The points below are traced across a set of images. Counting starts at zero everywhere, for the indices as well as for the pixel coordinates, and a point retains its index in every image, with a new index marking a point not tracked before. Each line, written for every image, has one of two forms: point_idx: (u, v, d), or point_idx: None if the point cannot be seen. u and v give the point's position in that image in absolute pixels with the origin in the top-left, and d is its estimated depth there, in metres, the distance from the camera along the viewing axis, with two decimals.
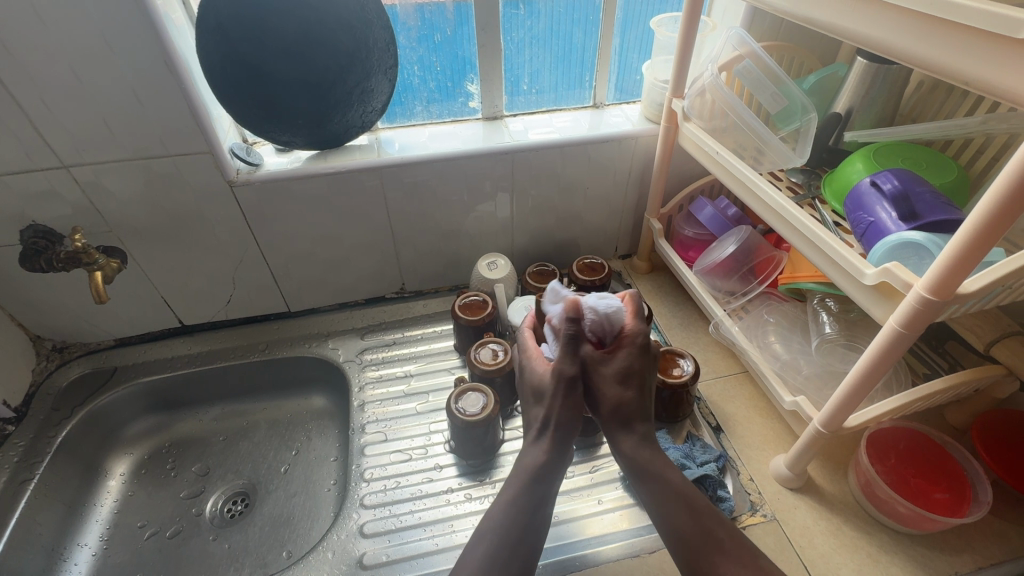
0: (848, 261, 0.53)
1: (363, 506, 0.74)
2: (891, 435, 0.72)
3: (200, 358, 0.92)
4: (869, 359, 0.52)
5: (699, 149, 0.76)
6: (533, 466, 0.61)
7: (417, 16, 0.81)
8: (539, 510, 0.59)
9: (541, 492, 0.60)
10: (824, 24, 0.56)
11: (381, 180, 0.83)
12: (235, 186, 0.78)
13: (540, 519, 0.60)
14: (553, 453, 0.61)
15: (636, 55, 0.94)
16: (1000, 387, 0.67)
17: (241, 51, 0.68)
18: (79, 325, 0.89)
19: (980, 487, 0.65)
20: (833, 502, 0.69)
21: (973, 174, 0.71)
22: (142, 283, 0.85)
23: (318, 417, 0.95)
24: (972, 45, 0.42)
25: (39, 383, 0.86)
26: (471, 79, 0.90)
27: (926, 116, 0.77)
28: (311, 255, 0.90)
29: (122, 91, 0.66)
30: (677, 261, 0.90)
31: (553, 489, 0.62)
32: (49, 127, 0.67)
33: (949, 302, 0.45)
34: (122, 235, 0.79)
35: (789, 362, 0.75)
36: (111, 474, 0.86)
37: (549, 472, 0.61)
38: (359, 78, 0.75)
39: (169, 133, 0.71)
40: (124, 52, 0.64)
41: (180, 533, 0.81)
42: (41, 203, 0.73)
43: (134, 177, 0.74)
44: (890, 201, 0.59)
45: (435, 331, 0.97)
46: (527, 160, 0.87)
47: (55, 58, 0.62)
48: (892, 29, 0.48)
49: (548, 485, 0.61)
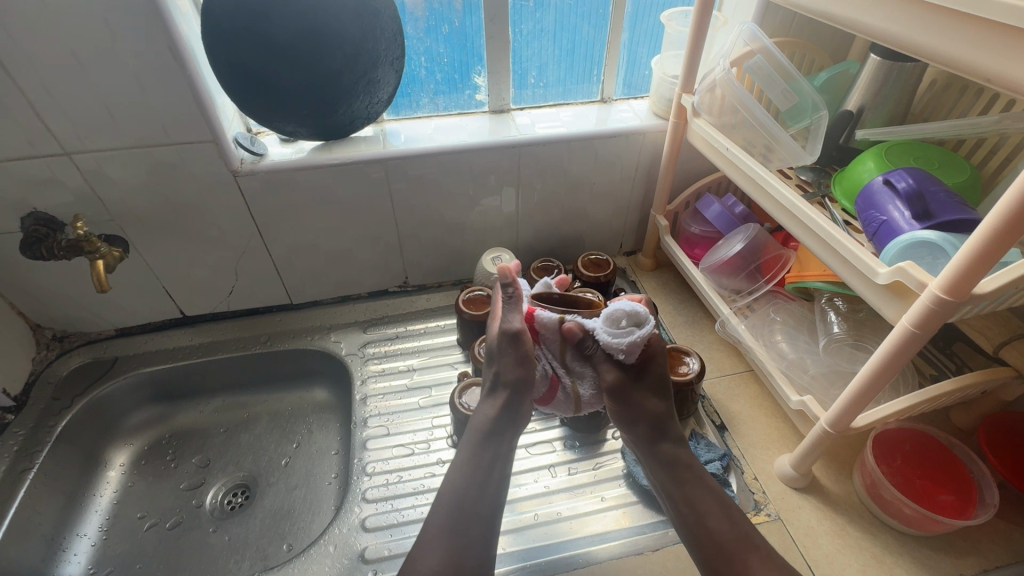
0: (861, 260, 0.52)
1: (365, 500, 0.73)
2: (897, 436, 0.71)
3: (201, 350, 0.91)
4: (879, 358, 0.52)
5: (708, 145, 0.75)
6: (484, 426, 0.66)
7: (425, 6, 0.80)
8: (496, 472, 0.65)
9: (495, 454, 0.65)
10: (838, 18, 0.55)
11: (386, 172, 0.82)
12: (239, 176, 0.77)
13: (499, 482, 0.65)
14: (502, 414, 0.66)
15: (645, 49, 0.93)
16: (1008, 390, 0.67)
17: (247, 40, 0.67)
18: (79, 314, 0.88)
19: (986, 489, 0.64)
20: (838, 502, 0.69)
21: (985, 174, 0.71)
22: (143, 272, 0.85)
23: (319, 410, 0.94)
24: (997, 41, 0.41)
25: (39, 372, 0.85)
26: (478, 71, 0.89)
27: (938, 116, 0.76)
28: (315, 247, 0.89)
29: (126, 78, 0.65)
30: (683, 258, 0.89)
31: (506, 449, 0.66)
32: (52, 114, 0.66)
33: (963, 302, 0.44)
34: (124, 224, 0.78)
35: (795, 362, 0.74)
36: (111, 464, 0.86)
37: (503, 436, 0.66)
38: (366, 68, 0.74)
39: (173, 121, 0.70)
40: (127, 36, 0.63)
41: (179, 525, 0.80)
42: (42, 190, 0.72)
43: (137, 165, 0.73)
44: (903, 200, 0.58)
45: (438, 325, 0.97)
46: (534, 154, 0.86)
47: (57, 42, 0.61)
48: (911, 25, 0.47)
49: (505, 449, 0.66)
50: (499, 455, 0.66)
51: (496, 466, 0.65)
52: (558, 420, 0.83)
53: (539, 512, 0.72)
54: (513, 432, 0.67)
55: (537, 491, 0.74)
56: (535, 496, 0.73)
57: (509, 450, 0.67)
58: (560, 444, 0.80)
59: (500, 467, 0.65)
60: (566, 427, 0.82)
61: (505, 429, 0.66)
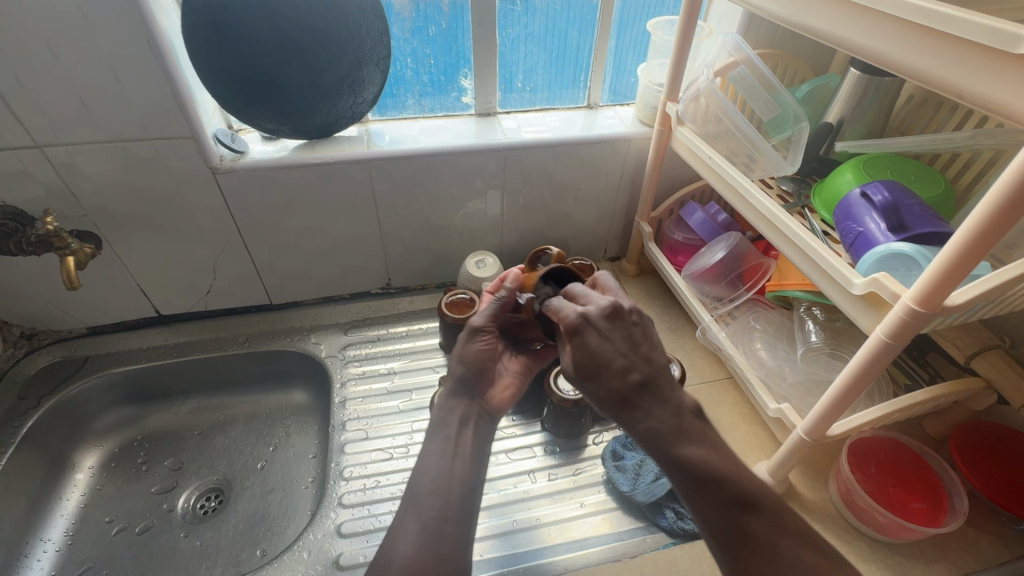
0: (838, 271, 0.53)
1: (341, 506, 0.72)
2: (871, 443, 0.72)
3: (176, 350, 0.89)
4: (854, 369, 0.52)
5: (691, 153, 0.76)
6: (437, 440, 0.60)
7: (411, 7, 0.80)
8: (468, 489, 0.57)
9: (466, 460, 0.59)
10: (819, 32, 0.56)
11: (370, 173, 0.82)
12: (218, 173, 0.76)
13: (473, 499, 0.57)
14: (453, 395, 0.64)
15: (631, 57, 0.94)
16: (978, 400, 0.69)
17: (226, 35, 0.66)
18: (49, 312, 0.85)
19: (956, 497, 0.66)
20: (814, 510, 0.69)
21: (960, 188, 0.72)
22: (117, 269, 0.82)
23: (298, 412, 0.93)
24: (968, 59, 0.42)
25: (5, 370, 0.83)
26: (464, 74, 0.89)
27: (915, 130, 0.78)
28: (296, 247, 0.88)
29: (101, 69, 0.64)
30: (666, 264, 0.89)
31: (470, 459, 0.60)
32: (23, 106, 0.64)
33: (936, 313, 0.45)
34: (98, 220, 0.76)
35: (774, 370, 0.75)
36: (79, 467, 0.83)
37: (475, 415, 0.64)
38: (351, 68, 0.74)
39: (152, 116, 0.69)
40: (103, 29, 0.61)
41: (149, 530, 0.78)
42: (10, 183, 0.70)
43: (112, 160, 0.71)
44: (879, 212, 0.59)
45: (421, 328, 0.96)
46: (520, 158, 0.86)
47: (29, 33, 0.59)
48: (888, 41, 0.48)
49: (485, 428, 0.64)
50: (480, 433, 0.62)
51: (478, 444, 0.61)
52: (540, 425, 0.82)
53: (517, 518, 0.71)
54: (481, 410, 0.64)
55: (517, 496, 0.74)
56: (514, 502, 0.73)
57: (490, 428, 0.65)
58: (541, 450, 0.79)
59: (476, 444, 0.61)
60: (548, 432, 0.81)
61: (472, 407, 0.64)
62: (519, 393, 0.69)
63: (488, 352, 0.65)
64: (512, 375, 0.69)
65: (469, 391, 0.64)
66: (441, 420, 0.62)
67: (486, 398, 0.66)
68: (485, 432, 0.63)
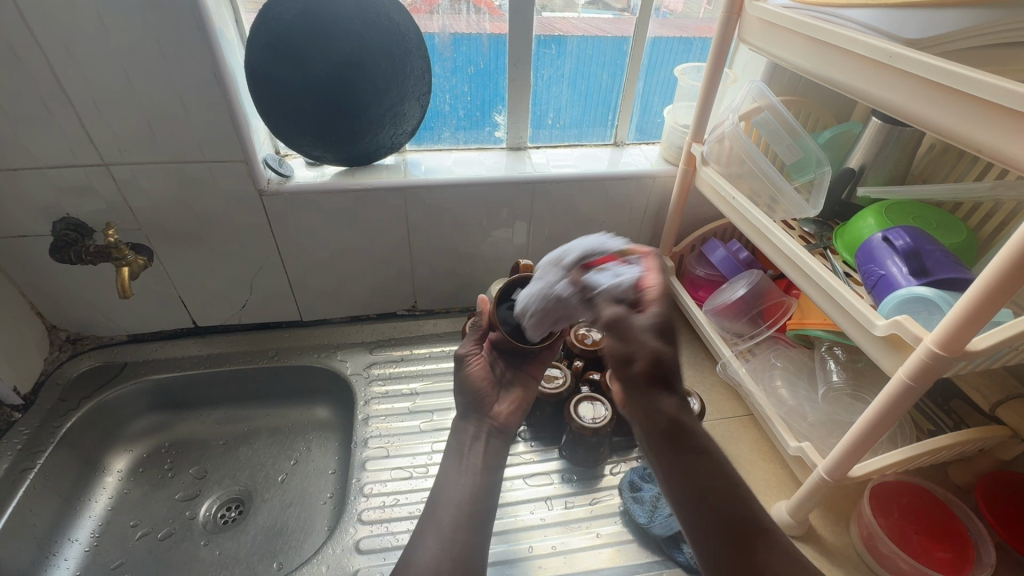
0: (858, 311, 0.54)
1: (361, 522, 0.73)
2: (895, 489, 0.71)
3: (209, 360, 0.93)
4: (877, 408, 0.53)
5: (715, 193, 0.78)
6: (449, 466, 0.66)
7: (453, 48, 0.86)
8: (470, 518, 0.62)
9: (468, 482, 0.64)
10: (840, 84, 0.59)
11: (405, 200, 0.86)
12: (265, 194, 0.80)
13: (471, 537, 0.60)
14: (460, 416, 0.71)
15: (658, 98, 0.98)
16: (1004, 449, 0.68)
17: (284, 70, 0.72)
18: (94, 318, 0.90)
19: (983, 548, 0.65)
20: (835, 554, 0.68)
21: (982, 237, 0.73)
22: (161, 281, 0.87)
23: (320, 428, 0.95)
24: (983, 117, 0.44)
25: (49, 372, 0.87)
26: (498, 110, 0.94)
27: (936, 178, 0.80)
28: (330, 267, 0.92)
29: (169, 97, 0.69)
30: (686, 299, 0.91)
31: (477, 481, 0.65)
32: (97, 128, 0.70)
33: (958, 358, 0.46)
34: (150, 234, 0.81)
35: (794, 409, 0.76)
36: (109, 470, 0.86)
37: (486, 433, 0.69)
38: (395, 101, 0.79)
39: (210, 141, 0.74)
40: (175, 61, 0.67)
41: (171, 536, 0.80)
42: (76, 198, 0.75)
43: (169, 179, 0.76)
44: (901, 256, 0.61)
45: (443, 350, 0.98)
46: (547, 191, 0.90)
47: (110, 64, 0.66)
48: (906, 95, 0.51)
49: (498, 447, 0.69)
50: (492, 450, 0.68)
51: (490, 460, 0.68)
52: (558, 453, 0.83)
53: (532, 545, 0.72)
54: (491, 428, 0.69)
55: (533, 523, 0.74)
56: (529, 528, 0.73)
57: (504, 445, 0.70)
58: (559, 477, 0.80)
59: (488, 459, 0.67)
60: (565, 460, 0.82)
61: (481, 426, 0.69)
62: (524, 404, 0.73)
63: (483, 375, 0.71)
64: (515, 390, 0.73)
65: (474, 412, 0.70)
66: (457, 439, 0.69)
67: (492, 415, 0.70)
68: (495, 450, 0.68)
